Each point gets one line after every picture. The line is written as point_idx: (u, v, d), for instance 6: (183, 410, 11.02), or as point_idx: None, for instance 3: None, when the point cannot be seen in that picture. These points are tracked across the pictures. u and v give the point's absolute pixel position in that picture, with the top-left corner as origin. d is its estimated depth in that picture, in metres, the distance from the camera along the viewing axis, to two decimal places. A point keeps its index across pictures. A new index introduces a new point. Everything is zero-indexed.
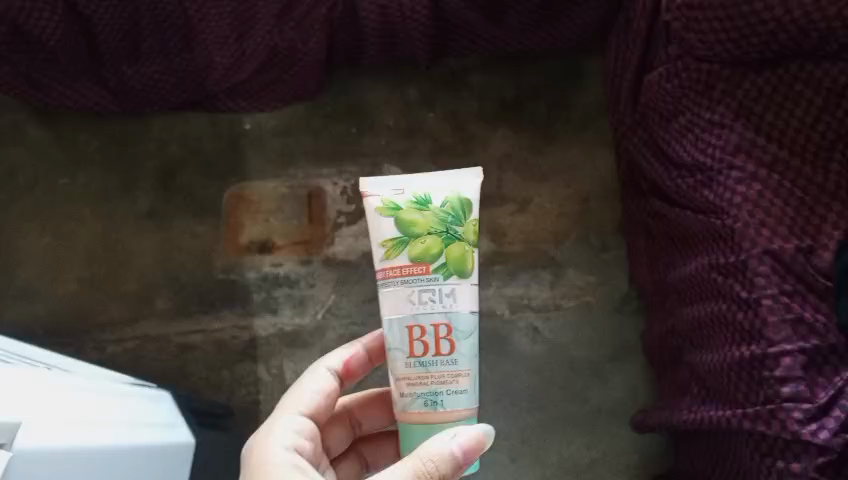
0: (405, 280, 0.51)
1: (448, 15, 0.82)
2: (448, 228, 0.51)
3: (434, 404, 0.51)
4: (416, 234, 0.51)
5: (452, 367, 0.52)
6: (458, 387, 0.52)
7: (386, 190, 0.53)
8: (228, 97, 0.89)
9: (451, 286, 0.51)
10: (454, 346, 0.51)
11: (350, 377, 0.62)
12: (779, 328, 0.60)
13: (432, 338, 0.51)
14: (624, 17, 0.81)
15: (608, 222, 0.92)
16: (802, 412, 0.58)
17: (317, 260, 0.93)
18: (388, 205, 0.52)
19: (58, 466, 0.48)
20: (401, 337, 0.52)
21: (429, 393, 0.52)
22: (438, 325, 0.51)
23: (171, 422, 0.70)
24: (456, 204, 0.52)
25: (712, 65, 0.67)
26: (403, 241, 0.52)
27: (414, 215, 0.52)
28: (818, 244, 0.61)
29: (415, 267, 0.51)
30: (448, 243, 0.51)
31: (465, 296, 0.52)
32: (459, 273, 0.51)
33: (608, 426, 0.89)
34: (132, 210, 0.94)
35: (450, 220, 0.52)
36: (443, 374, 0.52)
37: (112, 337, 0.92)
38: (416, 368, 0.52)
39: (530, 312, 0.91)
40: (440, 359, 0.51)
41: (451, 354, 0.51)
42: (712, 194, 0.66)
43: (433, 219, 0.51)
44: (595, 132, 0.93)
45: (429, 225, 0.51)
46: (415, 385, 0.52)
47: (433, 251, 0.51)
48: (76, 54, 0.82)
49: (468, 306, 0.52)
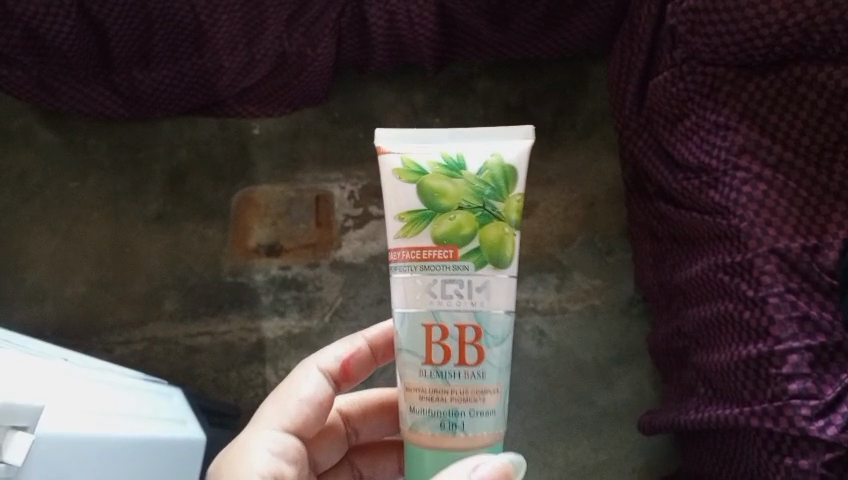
0: (428, 266, 0.48)
1: (456, 22, 0.83)
2: (484, 203, 0.48)
3: (453, 424, 0.48)
4: (447, 208, 0.48)
5: (477, 382, 0.48)
6: (482, 406, 0.48)
7: (410, 150, 0.50)
8: (237, 102, 0.90)
9: (482, 279, 0.48)
10: (481, 354, 0.48)
11: (346, 378, 0.62)
12: (786, 326, 0.61)
13: (457, 343, 0.48)
14: (628, 23, 0.82)
15: (613, 226, 0.93)
16: (810, 409, 0.59)
17: (324, 263, 0.93)
18: (412, 168, 0.49)
19: (70, 452, 0.49)
20: (419, 338, 0.49)
21: (448, 413, 0.48)
22: (465, 327, 0.48)
23: (181, 418, 0.70)
24: (495, 174, 0.49)
25: (717, 68, 0.68)
26: (430, 215, 0.48)
27: (445, 184, 0.48)
28: (823, 244, 0.61)
29: (441, 249, 0.48)
30: (482, 222, 0.48)
31: (497, 293, 0.49)
32: (494, 262, 0.48)
33: (614, 428, 0.90)
34: (141, 213, 0.95)
35: (486, 194, 0.48)
36: (465, 390, 0.48)
37: (121, 339, 0.93)
38: (434, 379, 0.49)
39: (536, 315, 0.92)
40: (463, 371, 0.48)
41: (477, 364, 0.48)
42: (718, 195, 0.67)
43: (467, 190, 0.48)
44: (600, 137, 0.94)
45: (460, 198, 0.48)
46: (432, 399, 0.49)
47: (466, 229, 0.48)
48: (87, 58, 0.83)
49: (500, 305, 0.49)
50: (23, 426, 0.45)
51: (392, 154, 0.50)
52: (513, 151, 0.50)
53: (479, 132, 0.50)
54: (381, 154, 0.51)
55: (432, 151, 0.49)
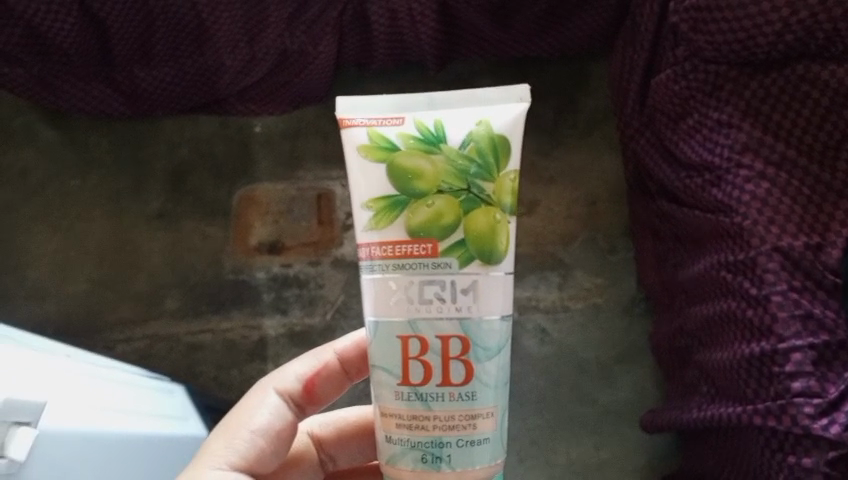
0: (403, 264, 0.43)
1: (457, 19, 0.83)
2: (468, 186, 0.43)
3: (437, 457, 0.43)
4: (424, 193, 0.43)
5: (466, 405, 0.43)
6: (472, 434, 0.43)
7: (379, 122, 0.44)
8: (239, 101, 0.90)
9: (469, 281, 0.43)
10: (469, 370, 0.43)
11: (311, 400, 0.54)
12: (789, 324, 0.60)
13: (439, 358, 0.43)
14: (630, 21, 0.82)
15: (616, 224, 0.93)
16: (813, 407, 0.59)
17: (326, 261, 0.93)
18: (382, 144, 0.44)
19: (70, 447, 0.49)
20: (394, 353, 0.44)
21: (431, 444, 0.43)
22: (450, 338, 0.43)
23: (184, 416, 0.70)
24: (481, 149, 0.43)
25: (719, 66, 0.67)
26: (403, 202, 0.43)
27: (422, 162, 0.43)
28: (826, 242, 0.61)
29: (417, 243, 0.43)
30: (467, 209, 0.43)
31: (488, 294, 0.43)
32: (483, 258, 0.43)
33: (616, 426, 0.90)
34: (143, 211, 0.95)
35: (470, 174, 0.43)
36: (451, 416, 0.43)
37: (122, 337, 0.93)
38: (412, 403, 0.44)
39: (538, 313, 0.92)
40: (448, 394, 0.43)
41: (465, 384, 0.43)
42: (721, 193, 0.67)
43: (447, 171, 0.43)
44: (601, 135, 0.94)
45: (439, 179, 0.43)
46: (412, 428, 0.44)
47: (446, 218, 0.42)
48: (89, 56, 0.83)
49: (491, 309, 0.43)
50: (26, 422, 0.45)
51: (357, 128, 0.45)
52: (504, 116, 0.44)
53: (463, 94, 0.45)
54: (346, 129, 0.45)
55: (407, 122, 0.44)
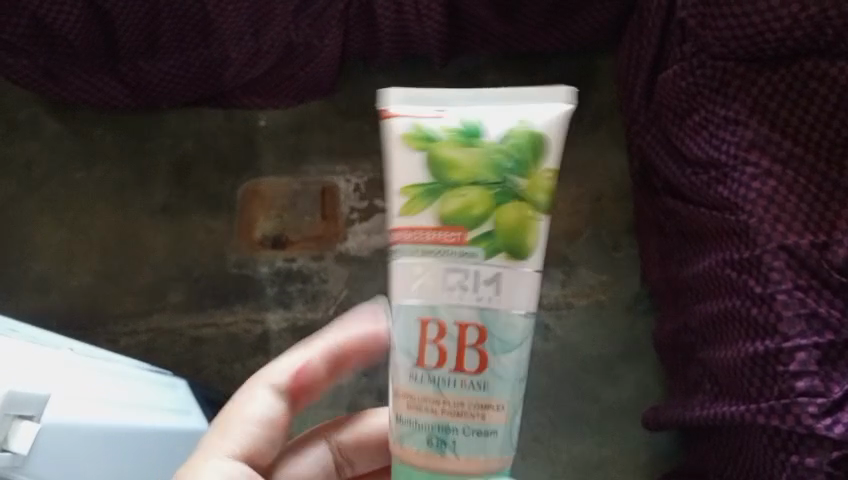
0: (431, 251, 0.44)
1: (463, 14, 0.83)
2: (502, 180, 0.43)
3: (442, 442, 0.44)
4: (457, 184, 0.43)
5: (476, 393, 0.44)
6: (482, 424, 0.44)
7: (420, 113, 0.45)
8: (244, 94, 0.90)
9: (493, 273, 0.43)
10: (484, 360, 0.44)
11: (305, 391, 0.54)
12: (794, 323, 0.60)
13: (455, 345, 0.44)
14: (637, 17, 0.81)
15: (620, 222, 0.93)
16: (817, 407, 0.58)
17: (329, 256, 0.93)
18: (421, 133, 0.44)
19: (73, 441, 0.49)
20: (413, 334, 0.44)
21: (438, 428, 0.44)
22: (467, 327, 0.43)
23: (186, 409, 0.71)
24: (520, 145, 0.43)
25: (727, 62, 0.67)
26: (436, 192, 0.44)
27: (459, 155, 0.43)
28: (832, 240, 0.60)
29: (447, 231, 0.43)
30: (498, 203, 0.43)
31: (511, 288, 0.43)
32: (509, 252, 0.43)
33: (619, 424, 0.89)
34: (147, 204, 0.95)
35: (506, 169, 0.43)
36: (461, 403, 0.44)
37: (126, 330, 0.93)
38: (425, 385, 0.44)
39: (542, 310, 0.92)
40: (459, 380, 0.44)
41: (478, 374, 0.44)
42: (727, 190, 0.66)
43: (483, 164, 0.43)
44: (607, 132, 0.94)
45: (475, 172, 0.43)
46: (422, 409, 0.44)
47: (476, 210, 0.43)
48: (95, 47, 0.83)
49: (513, 305, 0.44)
50: (29, 416, 0.45)
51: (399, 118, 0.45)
52: (546, 115, 0.44)
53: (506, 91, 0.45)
54: (386, 117, 0.46)
55: (449, 116, 0.44)
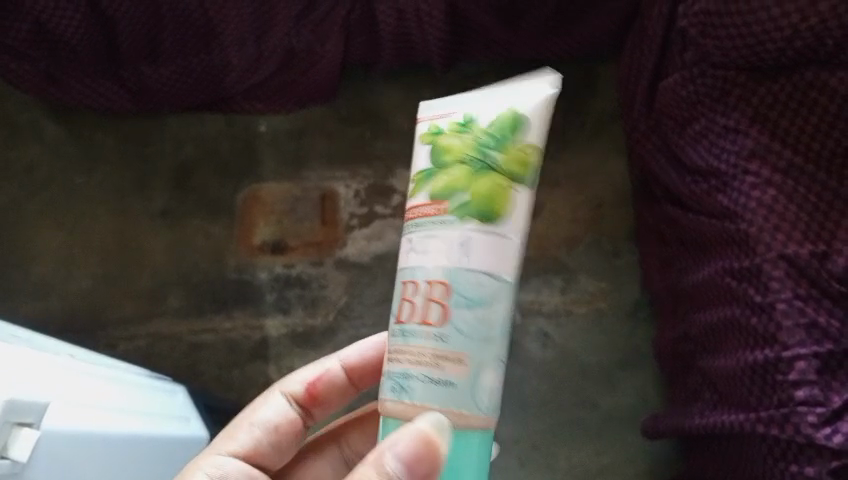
0: (419, 223, 0.44)
1: (464, 21, 0.83)
2: (482, 155, 0.43)
3: (402, 390, 0.42)
4: (446, 163, 0.44)
5: (436, 345, 0.42)
6: (439, 374, 0.42)
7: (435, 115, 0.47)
8: (245, 99, 0.90)
9: (464, 233, 0.42)
10: (446, 314, 0.42)
11: (316, 403, 0.55)
12: (793, 332, 0.60)
13: (423, 299, 0.43)
14: (638, 25, 0.82)
15: (621, 229, 0.93)
16: (816, 416, 0.58)
17: (329, 262, 0.93)
18: (433, 129, 0.46)
19: (74, 447, 0.49)
20: (396, 292, 0.45)
21: (400, 375, 0.43)
22: (434, 283, 0.42)
23: (185, 416, 0.70)
24: (503, 126, 0.44)
25: (728, 71, 0.67)
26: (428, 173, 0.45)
27: (451, 139, 0.45)
28: (832, 249, 0.60)
29: (433, 205, 0.44)
30: (476, 176, 0.43)
31: (480, 252, 0.42)
32: (482, 217, 0.42)
33: (619, 432, 0.89)
34: (146, 209, 0.95)
35: (486, 146, 0.44)
36: (423, 354, 0.42)
37: (125, 335, 0.93)
38: (396, 338, 0.44)
39: (542, 317, 0.92)
40: (424, 331, 0.42)
41: (440, 326, 0.42)
42: (727, 199, 0.66)
43: (469, 144, 0.44)
44: (607, 139, 0.94)
45: (461, 151, 0.44)
46: (392, 359, 0.44)
47: (457, 184, 0.43)
48: (97, 51, 0.83)
49: (480, 267, 0.42)
50: (29, 423, 0.46)
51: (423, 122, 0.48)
52: (533, 101, 0.45)
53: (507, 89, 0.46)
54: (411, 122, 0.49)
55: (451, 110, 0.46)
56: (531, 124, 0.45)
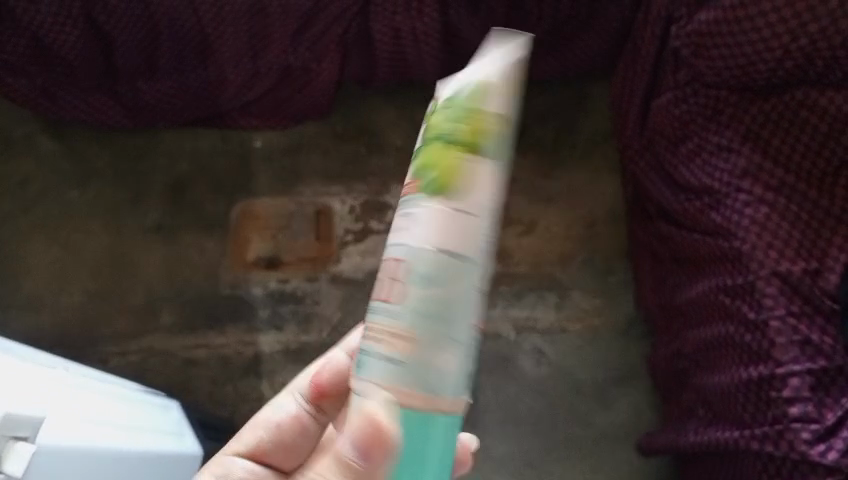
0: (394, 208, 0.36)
1: (459, 40, 0.83)
2: (442, 127, 0.35)
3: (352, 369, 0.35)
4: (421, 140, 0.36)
5: (389, 319, 0.33)
6: (390, 355, 0.33)
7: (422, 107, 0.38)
8: (241, 114, 0.92)
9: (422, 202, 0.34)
10: (397, 289, 0.33)
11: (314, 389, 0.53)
12: (787, 349, 0.60)
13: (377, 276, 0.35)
14: (631, 45, 0.82)
15: (615, 247, 0.93)
16: (810, 433, 0.58)
17: (323, 277, 0.92)
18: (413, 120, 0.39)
19: (69, 460, 0.49)
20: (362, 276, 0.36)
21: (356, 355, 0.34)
22: (389, 261, 0.34)
23: (179, 432, 0.70)
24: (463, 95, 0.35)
25: (720, 91, 0.69)
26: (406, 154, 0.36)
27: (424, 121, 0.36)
28: (824, 267, 0.61)
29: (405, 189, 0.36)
30: (442, 148, 0.34)
31: (443, 222, 0.33)
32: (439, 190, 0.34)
33: (613, 450, 0.89)
34: (140, 224, 0.95)
35: (443, 117, 0.35)
36: (378, 329, 0.34)
37: (116, 350, 0.92)
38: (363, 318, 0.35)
39: (535, 334, 0.92)
40: (381, 303, 0.34)
41: (391, 300, 0.34)
42: (719, 216, 0.67)
43: (437, 121, 0.35)
44: (601, 156, 0.95)
45: (434, 129, 0.35)
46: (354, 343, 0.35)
47: (421, 166, 0.35)
48: (92, 67, 0.83)
49: (436, 240, 0.33)
50: (24, 437, 0.45)
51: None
52: (501, 57, 0.35)
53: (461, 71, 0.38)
54: None
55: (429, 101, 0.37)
56: (495, 91, 0.35)
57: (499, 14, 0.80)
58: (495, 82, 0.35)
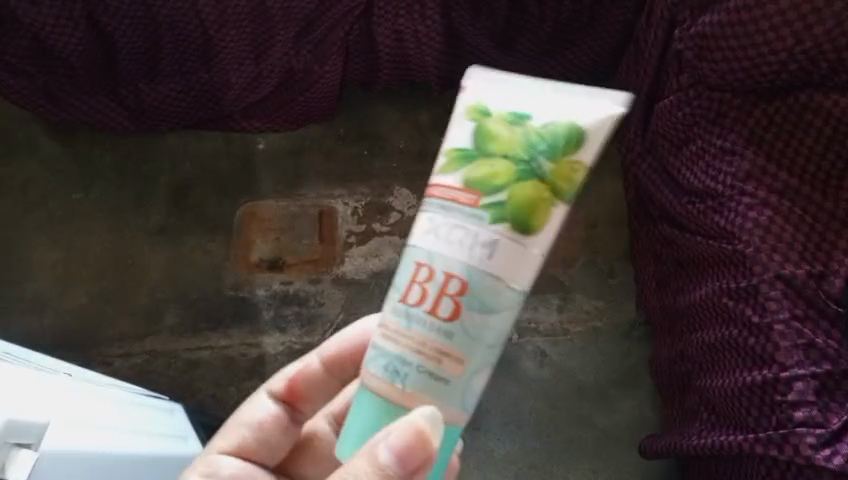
0: (445, 206, 0.38)
1: (462, 43, 0.83)
2: (530, 156, 0.37)
3: (389, 375, 0.38)
4: (491, 152, 0.38)
5: (442, 339, 0.37)
6: (442, 374, 0.37)
7: (484, 92, 0.40)
8: (245, 118, 0.90)
9: (491, 232, 0.37)
10: (457, 312, 0.37)
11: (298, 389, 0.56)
12: (791, 353, 0.61)
13: (435, 288, 0.37)
14: (634, 46, 0.82)
15: (618, 249, 0.94)
16: (815, 437, 0.58)
17: (326, 279, 0.92)
18: (479, 105, 0.39)
19: (76, 464, 0.49)
20: (404, 272, 0.39)
21: (396, 360, 0.38)
22: (450, 276, 0.37)
23: (182, 436, 0.70)
24: (560, 131, 0.37)
25: (724, 94, 0.68)
26: (469, 156, 0.38)
27: (501, 128, 0.38)
28: (829, 270, 0.61)
29: (464, 193, 0.38)
30: (520, 177, 0.37)
31: (507, 255, 0.37)
32: (513, 223, 0.37)
33: (616, 451, 0.88)
34: (144, 227, 0.95)
35: (535, 146, 0.37)
36: (427, 346, 0.37)
37: (120, 352, 0.92)
38: (398, 319, 0.38)
39: (538, 336, 0.92)
40: (432, 318, 0.37)
41: (450, 322, 0.37)
42: (722, 219, 0.67)
43: (518, 139, 0.37)
44: (603, 158, 0.95)
45: (511, 147, 0.37)
46: (389, 340, 0.39)
47: (495, 181, 0.37)
48: (95, 69, 0.83)
49: (502, 272, 0.37)
50: (28, 444, 0.46)
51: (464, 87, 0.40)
52: (606, 116, 0.38)
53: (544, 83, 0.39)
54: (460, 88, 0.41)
55: (500, 96, 0.39)
56: (592, 142, 0.37)
57: (501, 17, 0.81)
58: (592, 136, 0.37)
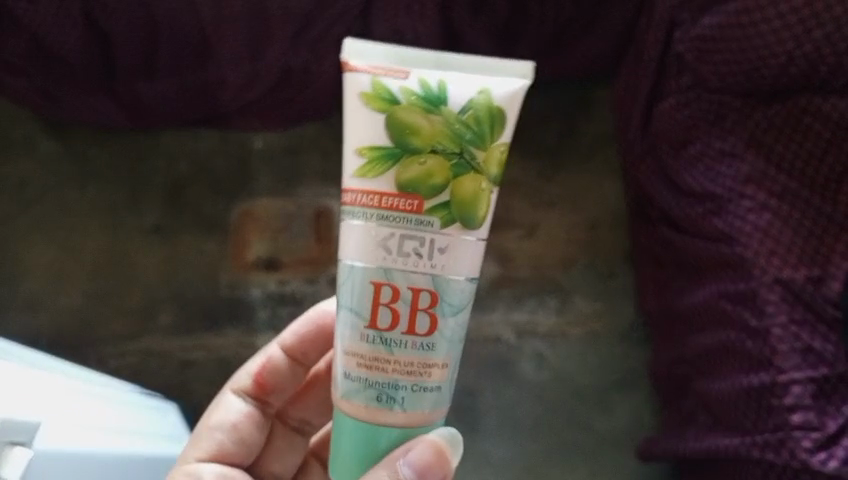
0: (387, 216, 0.42)
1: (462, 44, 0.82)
2: (461, 147, 0.42)
3: (384, 403, 0.43)
4: (415, 150, 0.42)
5: (424, 353, 0.43)
6: (430, 382, 0.44)
7: (383, 72, 0.42)
8: (241, 116, 0.89)
9: (448, 240, 0.42)
10: (433, 323, 0.43)
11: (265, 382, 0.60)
12: (789, 357, 0.60)
13: (407, 307, 0.43)
14: (635, 48, 0.82)
15: (617, 250, 0.93)
16: (811, 441, 0.59)
17: (323, 279, 0.93)
18: (381, 91, 0.42)
19: (65, 466, 0.49)
20: (365, 298, 0.43)
21: (387, 386, 0.43)
22: (418, 291, 0.43)
23: (175, 436, 0.69)
24: (480, 111, 0.42)
25: (723, 96, 0.67)
26: (392, 154, 0.42)
27: (419, 118, 0.42)
28: (827, 274, 0.61)
29: (402, 198, 0.42)
30: (457, 173, 0.42)
31: (470, 258, 0.43)
32: (461, 222, 0.42)
33: (611, 454, 0.89)
34: (139, 226, 0.94)
35: (462, 133, 0.42)
36: (411, 362, 0.43)
37: (115, 352, 0.92)
38: (375, 346, 0.43)
39: (536, 339, 0.91)
40: (411, 338, 0.43)
41: (427, 335, 0.43)
42: (722, 223, 0.66)
43: (441, 128, 0.42)
44: (602, 159, 0.94)
45: (435, 139, 0.42)
46: (372, 369, 0.43)
47: (433, 179, 0.42)
48: (91, 67, 0.82)
49: (465, 272, 0.43)
50: (20, 443, 0.45)
51: (358, 72, 0.43)
52: (514, 86, 0.43)
53: (440, 55, 0.43)
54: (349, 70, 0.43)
55: (411, 77, 0.42)
56: (509, 117, 0.43)
57: (501, 18, 0.80)
58: (508, 110, 0.43)
